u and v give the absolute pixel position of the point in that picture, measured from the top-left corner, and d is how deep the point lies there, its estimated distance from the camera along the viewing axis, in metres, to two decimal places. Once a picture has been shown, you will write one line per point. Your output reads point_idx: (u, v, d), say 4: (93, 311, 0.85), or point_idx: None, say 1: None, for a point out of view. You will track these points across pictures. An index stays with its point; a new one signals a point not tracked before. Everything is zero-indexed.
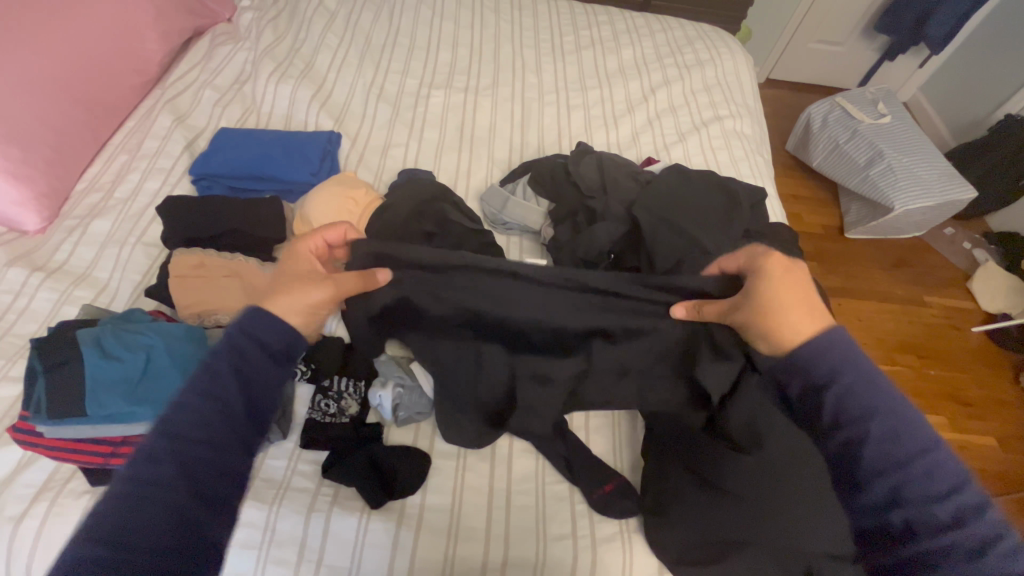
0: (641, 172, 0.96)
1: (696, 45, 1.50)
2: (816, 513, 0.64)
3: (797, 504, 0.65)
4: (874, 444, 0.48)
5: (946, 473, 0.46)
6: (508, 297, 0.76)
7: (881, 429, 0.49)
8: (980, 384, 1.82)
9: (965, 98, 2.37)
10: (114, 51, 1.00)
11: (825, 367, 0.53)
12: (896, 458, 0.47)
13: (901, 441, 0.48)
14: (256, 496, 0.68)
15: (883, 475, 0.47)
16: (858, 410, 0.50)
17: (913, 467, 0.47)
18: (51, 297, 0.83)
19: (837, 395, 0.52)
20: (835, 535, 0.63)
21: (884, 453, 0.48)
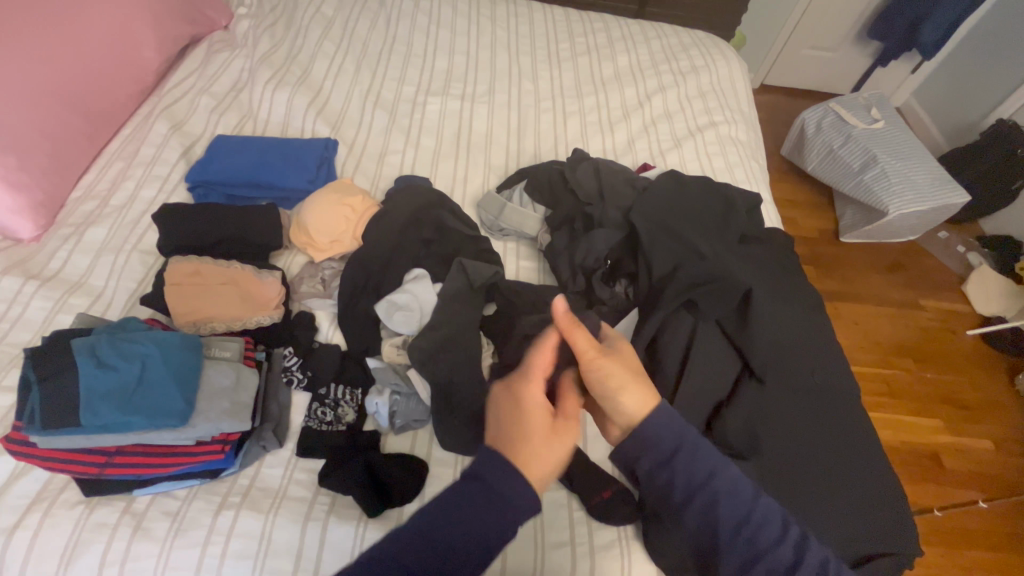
0: (637, 178, 0.97)
1: (690, 52, 1.52)
2: None
3: None
4: (724, 505, 0.52)
5: (776, 517, 0.53)
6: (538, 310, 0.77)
7: (726, 492, 0.53)
8: (976, 387, 1.83)
9: (957, 103, 2.39)
10: (111, 59, 1.00)
11: (670, 442, 0.54)
12: (741, 511, 0.52)
13: (737, 492, 0.53)
14: (252, 505, 0.68)
15: (735, 531, 0.52)
16: (702, 469, 0.53)
17: (751, 514, 0.52)
18: (46, 306, 0.82)
19: (683, 458, 0.53)
20: None
21: (735, 515, 0.52)
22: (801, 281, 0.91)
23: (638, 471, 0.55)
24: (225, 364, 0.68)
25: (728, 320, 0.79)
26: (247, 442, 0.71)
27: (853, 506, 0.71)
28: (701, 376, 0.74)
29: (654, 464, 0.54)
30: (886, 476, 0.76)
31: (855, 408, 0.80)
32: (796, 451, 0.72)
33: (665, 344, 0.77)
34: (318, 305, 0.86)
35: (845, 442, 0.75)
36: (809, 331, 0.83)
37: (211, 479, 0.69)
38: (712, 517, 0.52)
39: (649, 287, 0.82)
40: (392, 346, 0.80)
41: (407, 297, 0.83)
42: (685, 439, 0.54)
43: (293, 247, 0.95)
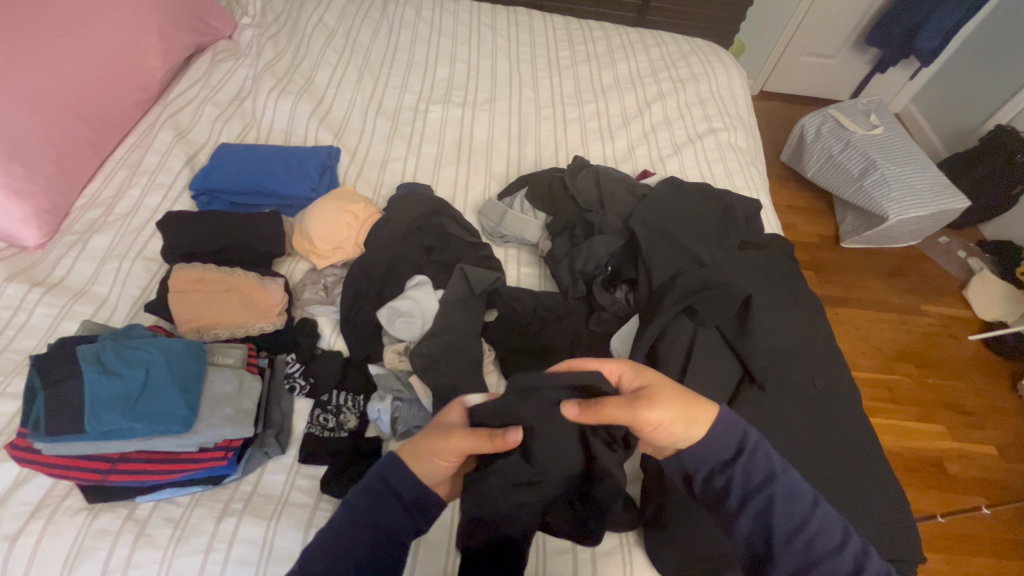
0: (637, 184, 0.97)
1: (689, 60, 1.53)
2: None
3: None
4: (780, 512, 0.52)
5: (835, 526, 0.52)
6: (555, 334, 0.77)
7: (784, 498, 0.52)
8: (979, 392, 1.82)
9: (956, 109, 2.40)
10: (117, 69, 1.01)
11: (730, 446, 0.55)
12: (799, 520, 0.51)
13: (797, 500, 0.52)
14: (254, 512, 0.68)
15: (792, 533, 0.51)
16: (761, 472, 0.53)
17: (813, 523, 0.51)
18: (50, 312, 0.83)
19: (744, 460, 0.54)
20: None
21: (791, 519, 0.51)
22: (801, 287, 0.92)
23: (695, 477, 0.56)
24: (228, 371, 0.69)
25: (728, 324, 0.79)
26: (249, 448, 0.72)
27: (856, 511, 0.71)
28: (703, 381, 0.74)
29: (713, 468, 0.55)
30: (889, 482, 0.76)
31: (857, 414, 0.80)
32: (799, 457, 0.72)
33: (666, 348, 0.76)
34: (321, 311, 0.87)
35: (848, 447, 0.75)
36: (811, 337, 0.84)
37: (214, 486, 0.70)
38: (767, 519, 0.52)
39: (649, 293, 0.82)
40: (392, 353, 0.81)
41: (409, 304, 0.84)
42: (747, 439, 0.55)
43: (296, 255, 0.96)
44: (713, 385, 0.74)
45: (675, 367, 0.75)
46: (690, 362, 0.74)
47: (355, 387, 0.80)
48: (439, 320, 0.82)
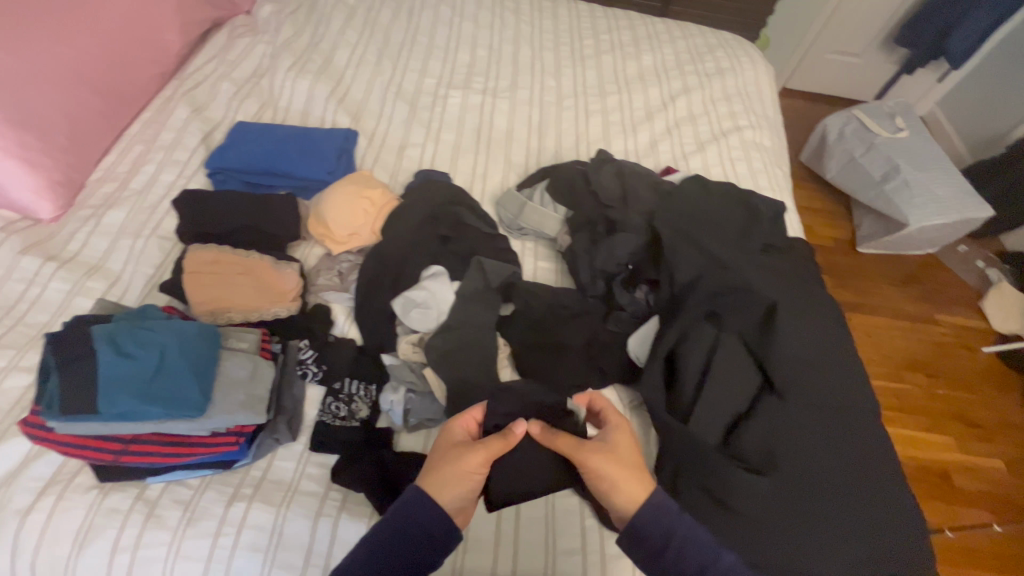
0: (661, 182, 0.94)
1: (716, 53, 1.49)
2: (811, 533, 0.67)
3: (795, 522, 0.67)
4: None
5: None
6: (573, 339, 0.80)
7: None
8: (988, 405, 1.80)
9: (984, 114, 2.33)
10: (135, 42, 1.00)
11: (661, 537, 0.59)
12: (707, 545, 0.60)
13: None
14: (263, 498, 0.67)
15: (697, 554, 0.60)
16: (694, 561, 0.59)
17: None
18: (64, 288, 0.82)
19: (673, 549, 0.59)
20: (825, 553, 0.67)
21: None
22: (823, 294, 0.89)
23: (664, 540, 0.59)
24: (242, 356, 0.68)
25: (751, 332, 0.77)
26: (261, 434, 0.71)
27: (870, 524, 0.70)
28: (722, 388, 0.73)
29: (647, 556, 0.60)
30: (904, 496, 0.75)
31: (877, 427, 0.78)
32: (814, 469, 0.71)
33: (685, 352, 0.74)
34: (335, 298, 0.86)
35: (867, 460, 0.74)
36: (832, 345, 0.82)
37: (224, 469, 0.69)
38: None
39: (670, 295, 0.79)
40: (406, 344, 0.79)
41: (425, 294, 0.82)
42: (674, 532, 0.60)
43: (310, 239, 0.94)
44: (730, 390, 0.73)
45: (695, 373, 0.73)
46: (710, 369, 0.73)
47: (367, 374, 0.79)
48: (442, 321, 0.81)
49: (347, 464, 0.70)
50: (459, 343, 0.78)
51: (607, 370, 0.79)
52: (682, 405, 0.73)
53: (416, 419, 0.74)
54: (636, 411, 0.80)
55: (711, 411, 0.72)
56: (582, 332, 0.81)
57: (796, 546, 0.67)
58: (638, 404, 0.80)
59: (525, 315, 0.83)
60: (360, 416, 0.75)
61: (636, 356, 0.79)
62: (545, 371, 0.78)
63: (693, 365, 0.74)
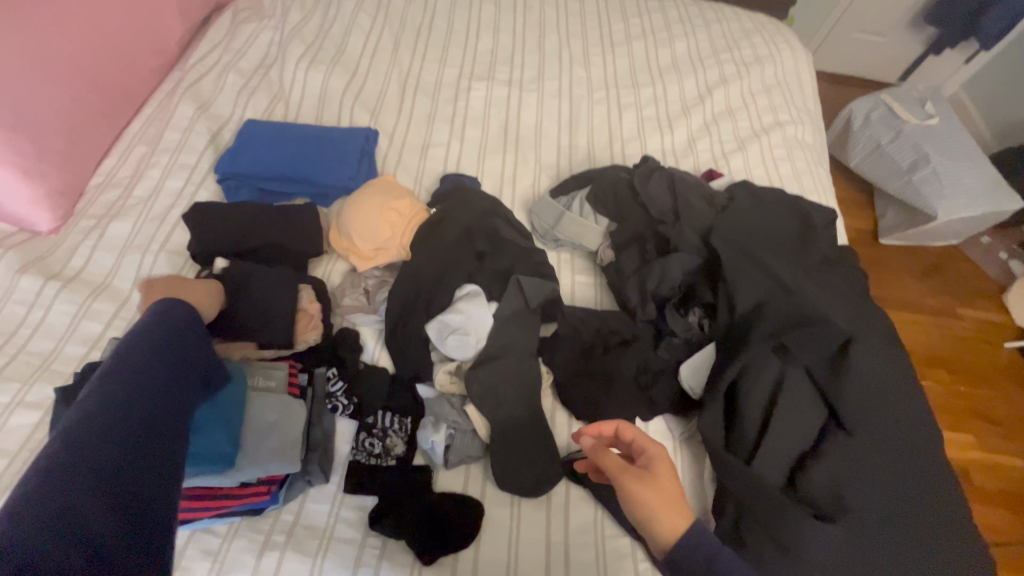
0: (714, 193, 0.87)
1: (753, 39, 1.39)
2: None
3: (861, 570, 0.63)
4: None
5: None
6: (622, 367, 0.76)
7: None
8: (1011, 402, 1.77)
9: (1012, 97, 2.23)
10: (132, 31, 0.91)
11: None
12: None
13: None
14: (297, 547, 0.63)
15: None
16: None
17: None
18: (69, 311, 0.76)
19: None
20: None
21: None
22: (881, 313, 0.83)
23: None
24: (272, 398, 0.62)
25: (818, 366, 0.71)
26: (292, 475, 0.66)
27: (936, 566, 0.66)
28: (786, 426, 0.68)
29: None
30: (971, 537, 0.70)
31: (942, 461, 0.73)
32: (880, 511, 0.66)
33: (748, 387, 0.69)
34: (363, 320, 0.80)
35: (932, 499, 0.70)
36: (894, 370, 0.77)
37: (254, 515, 0.64)
38: None
39: (729, 321, 0.74)
40: (443, 373, 0.74)
41: (461, 318, 0.76)
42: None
43: (332, 253, 0.87)
44: (796, 428, 0.68)
45: (758, 410, 0.68)
46: (775, 406, 0.68)
47: (400, 407, 0.73)
48: (467, 325, 0.76)
49: (385, 508, 0.66)
50: (500, 374, 0.73)
51: (658, 401, 0.74)
52: (745, 444, 0.68)
53: (457, 458, 0.70)
54: (688, 444, 0.75)
55: (775, 451, 0.67)
56: (631, 360, 0.76)
57: None
58: (691, 435, 0.75)
59: (570, 341, 0.78)
60: (396, 453, 0.70)
61: (688, 387, 0.74)
62: (592, 404, 0.73)
63: (756, 400, 0.68)
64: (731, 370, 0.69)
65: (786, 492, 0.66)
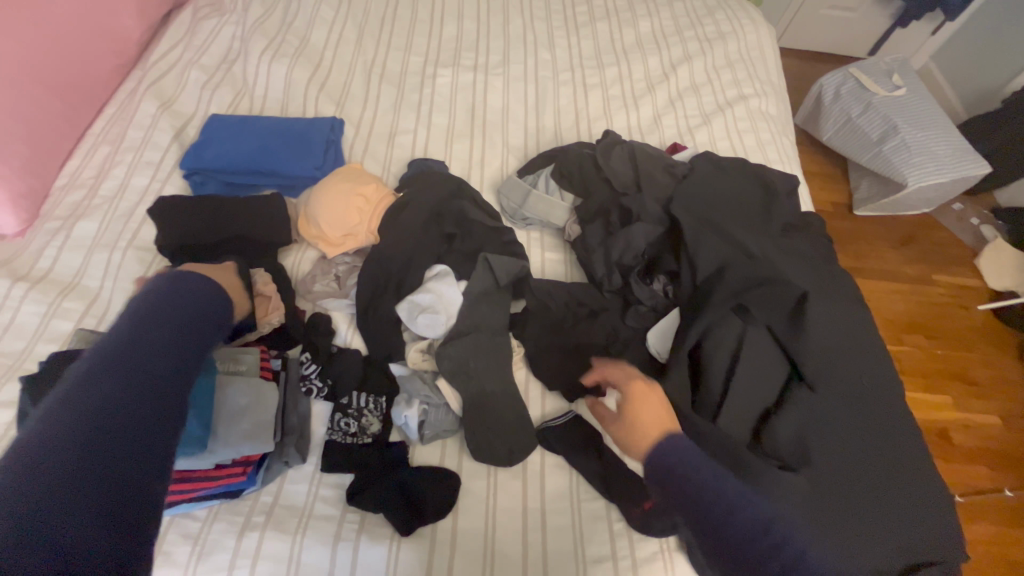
0: (675, 163, 0.89)
1: (716, 16, 1.40)
2: (841, 529, 0.65)
3: (829, 519, 0.65)
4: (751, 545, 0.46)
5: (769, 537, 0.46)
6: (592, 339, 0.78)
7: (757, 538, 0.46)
8: (984, 362, 1.81)
9: (978, 66, 2.27)
10: (90, 30, 0.90)
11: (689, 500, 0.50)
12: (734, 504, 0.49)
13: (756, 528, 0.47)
14: (277, 526, 0.64)
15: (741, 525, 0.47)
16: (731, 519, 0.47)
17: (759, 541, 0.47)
18: (38, 311, 0.76)
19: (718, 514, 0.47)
20: (859, 547, 0.65)
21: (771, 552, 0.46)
22: (841, 273, 0.86)
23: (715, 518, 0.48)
24: (243, 382, 0.63)
25: (779, 322, 0.72)
26: (269, 458, 0.68)
27: (897, 511, 0.69)
28: (749, 382, 0.69)
29: None
30: (933, 482, 0.73)
31: (904, 414, 0.75)
32: (842, 461, 0.69)
33: (711, 348, 0.70)
34: (334, 306, 0.81)
35: (893, 448, 0.72)
36: (857, 328, 0.79)
37: (232, 498, 0.65)
38: None
39: (692, 286, 0.76)
40: (415, 351, 0.76)
41: (430, 297, 0.78)
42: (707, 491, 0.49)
43: (302, 242, 0.88)
44: (757, 383, 0.70)
45: (721, 368, 0.70)
46: (737, 364, 0.69)
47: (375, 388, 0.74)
48: (438, 304, 0.77)
49: (362, 484, 0.67)
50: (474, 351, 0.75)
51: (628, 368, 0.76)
52: (711, 402, 0.69)
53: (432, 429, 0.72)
54: None
55: (739, 406, 0.68)
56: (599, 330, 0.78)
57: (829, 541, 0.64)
58: None
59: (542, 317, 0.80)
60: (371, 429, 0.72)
61: (656, 352, 0.75)
62: (562, 374, 0.76)
63: (719, 361, 0.70)
64: (692, 334, 0.71)
65: (753, 449, 0.67)
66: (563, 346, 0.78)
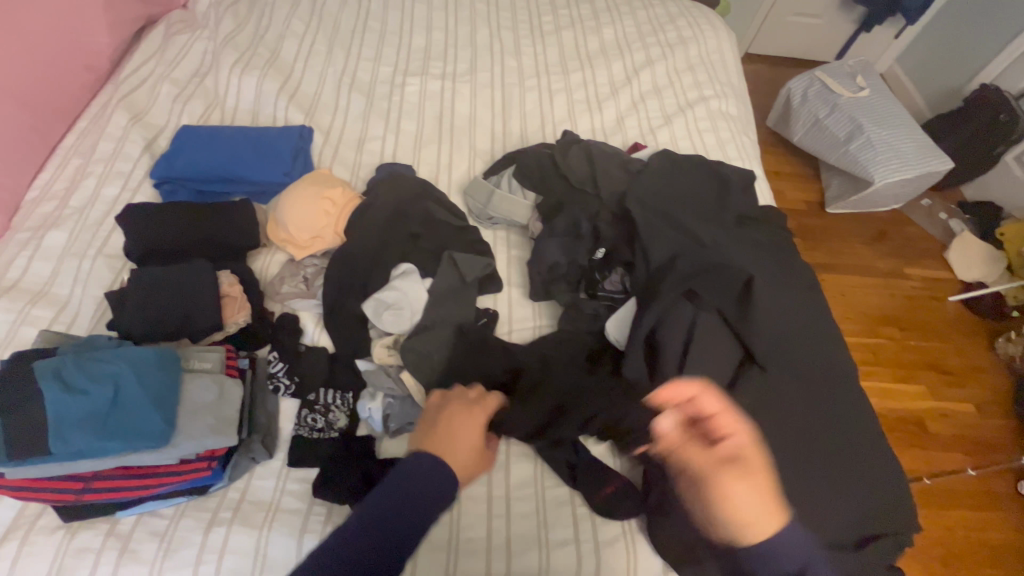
0: (630, 160, 0.93)
1: (677, 22, 1.46)
2: (800, 511, 0.66)
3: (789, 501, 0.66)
4: None
5: None
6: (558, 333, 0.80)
7: None
8: (957, 352, 1.84)
9: (940, 67, 2.36)
10: (60, 47, 0.92)
11: None
12: None
13: None
14: (244, 520, 0.65)
15: None
16: None
17: None
18: (7, 318, 0.77)
19: None
20: (816, 523, 0.67)
21: None
22: (796, 261, 0.89)
23: None
24: (207, 378, 0.64)
25: (729, 306, 0.75)
26: (235, 455, 0.68)
27: (852, 489, 0.70)
28: (704, 368, 0.72)
29: None
30: (885, 460, 0.75)
31: (856, 395, 0.78)
32: (796, 441, 0.70)
33: (665, 334, 0.73)
34: (302, 305, 0.82)
35: (847, 428, 0.74)
36: (810, 314, 0.81)
37: (200, 494, 0.67)
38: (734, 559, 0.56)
39: (647, 275, 0.79)
40: (380, 346, 0.77)
41: (396, 294, 0.80)
42: None
43: (271, 246, 0.90)
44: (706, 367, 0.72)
45: (675, 355, 0.73)
46: (689, 348, 0.72)
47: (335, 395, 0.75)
48: (403, 301, 0.79)
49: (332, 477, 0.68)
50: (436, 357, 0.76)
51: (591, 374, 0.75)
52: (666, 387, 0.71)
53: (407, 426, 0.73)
54: None
55: (693, 390, 0.71)
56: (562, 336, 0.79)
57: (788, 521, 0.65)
58: None
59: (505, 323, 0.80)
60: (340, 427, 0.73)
61: (615, 340, 0.78)
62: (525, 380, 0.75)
63: (671, 348, 0.73)
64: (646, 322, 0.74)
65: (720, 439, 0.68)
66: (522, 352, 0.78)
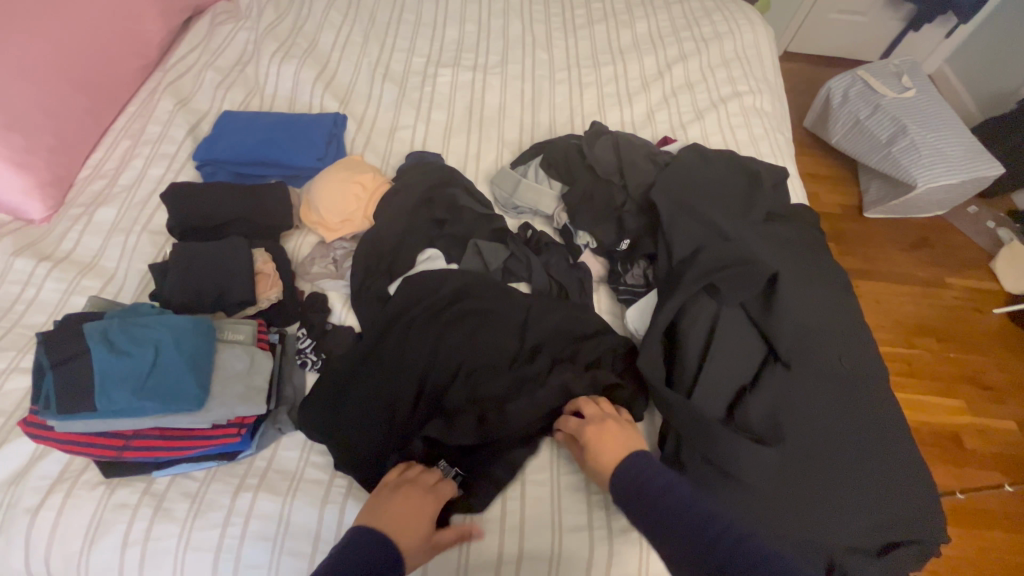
0: (658, 152, 0.94)
1: (713, 17, 1.43)
2: (821, 517, 0.65)
3: (806, 502, 0.66)
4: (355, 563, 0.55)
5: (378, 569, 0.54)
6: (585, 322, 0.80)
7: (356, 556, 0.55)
8: (1001, 366, 1.75)
9: (994, 68, 2.25)
10: (114, 34, 0.97)
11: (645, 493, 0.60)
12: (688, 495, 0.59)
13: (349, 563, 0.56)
14: (269, 487, 0.68)
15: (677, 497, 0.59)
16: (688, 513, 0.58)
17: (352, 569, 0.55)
18: (59, 287, 0.82)
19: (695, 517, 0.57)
20: (837, 528, 0.65)
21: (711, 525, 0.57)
22: (827, 261, 0.86)
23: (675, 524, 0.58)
24: (239, 348, 0.67)
25: (753, 303, 0.77)
26: (262, 425, 0.71)
27: (874, 495, 0.68)
28: (725, 362, 0.72)
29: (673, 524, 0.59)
30: (918, 471, 0.72)
31: (886, 399, 0.75)
32: (814, 443, 0.69)
33: (687, 326, 0.75)
34: (331, 286, 0.85)
35: (873, 433, 0.71)
36: (838, 315, 0.79)
37: (228, 461, 0.69)
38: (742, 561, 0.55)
39: (669, 268, 0.81)
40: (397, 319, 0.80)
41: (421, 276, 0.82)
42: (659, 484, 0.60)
43: (303, 228, 0.93)
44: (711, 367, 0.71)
45: (695, 350, 0.73)
46: (710, 345, 0.73)
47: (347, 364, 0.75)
48: (431, 282, 0.81)
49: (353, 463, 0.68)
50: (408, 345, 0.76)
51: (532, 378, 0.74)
52: (684, 380, 0.72)
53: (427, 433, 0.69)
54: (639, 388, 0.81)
55: (711, 385, 0.71)
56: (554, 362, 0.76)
57: (801, 521, 0.65)
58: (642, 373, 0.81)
59: (490, 322, 0.79)
60: (308, 418, 0.71)
61: (635, 328, 0.81)
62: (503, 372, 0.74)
63: (650, 354, 0.72)
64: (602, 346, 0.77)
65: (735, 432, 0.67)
66: (495, 347, 0.77)
